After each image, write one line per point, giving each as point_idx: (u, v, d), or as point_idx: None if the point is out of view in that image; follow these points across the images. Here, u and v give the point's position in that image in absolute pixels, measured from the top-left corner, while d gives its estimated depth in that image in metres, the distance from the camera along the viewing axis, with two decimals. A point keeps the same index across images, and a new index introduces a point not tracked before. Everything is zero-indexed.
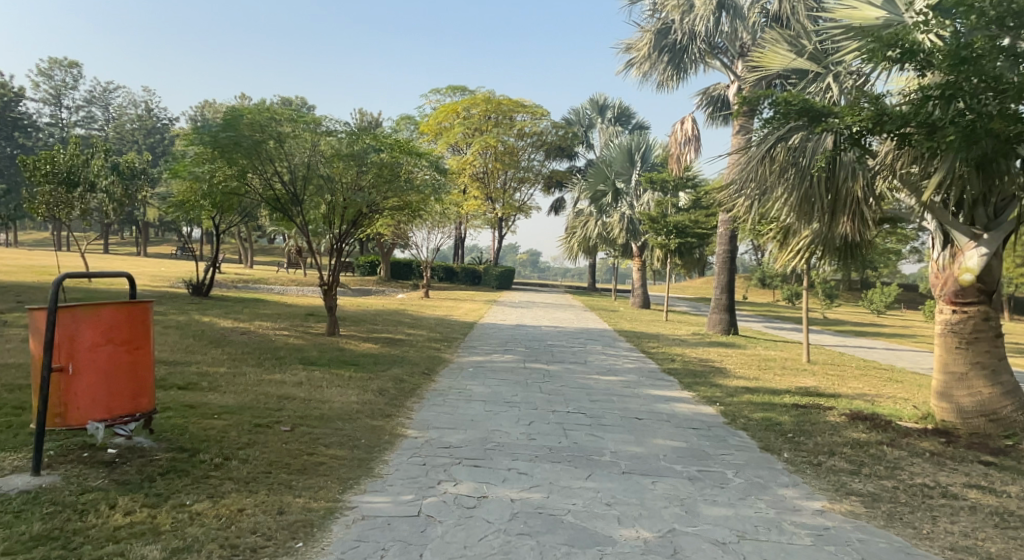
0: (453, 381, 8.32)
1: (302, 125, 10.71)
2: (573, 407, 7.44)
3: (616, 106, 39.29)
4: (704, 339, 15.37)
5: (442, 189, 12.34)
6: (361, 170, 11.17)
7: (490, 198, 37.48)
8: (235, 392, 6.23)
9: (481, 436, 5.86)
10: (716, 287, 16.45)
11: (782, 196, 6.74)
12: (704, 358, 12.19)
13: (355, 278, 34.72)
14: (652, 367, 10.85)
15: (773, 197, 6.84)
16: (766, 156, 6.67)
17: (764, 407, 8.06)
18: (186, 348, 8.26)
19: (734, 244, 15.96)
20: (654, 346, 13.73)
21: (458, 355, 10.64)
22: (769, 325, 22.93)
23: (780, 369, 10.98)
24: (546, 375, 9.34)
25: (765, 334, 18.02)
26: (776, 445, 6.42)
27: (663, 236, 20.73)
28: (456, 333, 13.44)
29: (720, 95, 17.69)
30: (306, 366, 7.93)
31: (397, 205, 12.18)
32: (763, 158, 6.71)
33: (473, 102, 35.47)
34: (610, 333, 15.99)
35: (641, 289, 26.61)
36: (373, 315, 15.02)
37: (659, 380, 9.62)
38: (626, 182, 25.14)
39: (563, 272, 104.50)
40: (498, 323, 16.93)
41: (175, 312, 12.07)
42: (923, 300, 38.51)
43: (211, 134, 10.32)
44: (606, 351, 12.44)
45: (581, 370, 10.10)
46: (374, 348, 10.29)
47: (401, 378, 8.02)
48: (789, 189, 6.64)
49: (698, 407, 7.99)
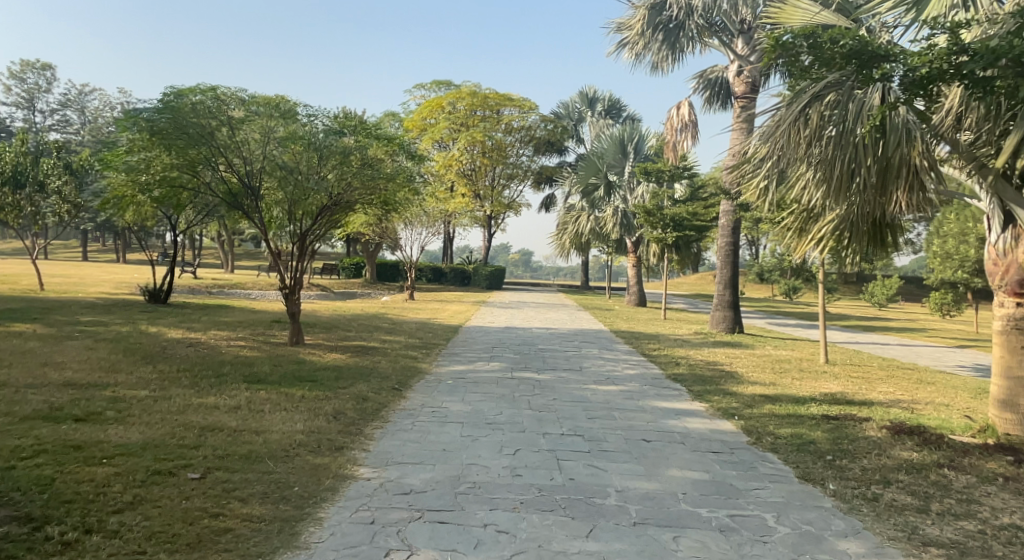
0: (426, 399, 7.10)
1: (253, 108, 9.52)
2: (568, 428, 6.23)
3: (606, 99, 38.15)
4: (708, 339, 14.21)
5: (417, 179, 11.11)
6: (323, 159, 9.87)
7: (478, 196, 36.24)
8: (145, 425, 5.02)
9: (452, 475, 4.64)
10: (718, 282, 15.30)
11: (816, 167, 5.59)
12: (713, 361, 11.02)
13: (340, 280, 33.40)
14: (656, 374, 9.66)
15: (805, 168, 5.70)
16: (798, 118, 5.55)
17: (791, 421, 6.86)
18: (110, 367, 7.01)
19: (738, 235, 14.79)
20: (655, 348, 12.56)
21: (438, 365, 9.43)
22: (772, 322, 21.83)
23: (798, 372, 9.82)
24: (536, 387, 8.12)
25: (771, 332, 16.90)
26: (817, 473, 5.23)
27: (660, 230, 19.57)
28: (439, 338, 12.23)
29: (719, 77, 16.56)
30: (250, 386, 6.68)
31: (366, 200, 10.86)
32: (792, 125, 5.60)
33: (458, 96, 34.30)
34: (607, 335, 14.80)
35: (637, 286, 25.46)
36: (348, 321, 13.76)
37: (665, 389, 8.44)
38: (618, 174, 24.00)
39: (554, 271, 103.52)
40: (485, 325, 15.71)
41: (121, 322, 10.79)
42: (923, 292, 37.59)
43: (148, 117, 9.10)
44: (604, 355, 11.25)
45: (576, 379, 8.90)
46: (341, 359, 9.06)
47: (364, 397, 6.78)
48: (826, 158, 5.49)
49: (713, 422, 6.77)
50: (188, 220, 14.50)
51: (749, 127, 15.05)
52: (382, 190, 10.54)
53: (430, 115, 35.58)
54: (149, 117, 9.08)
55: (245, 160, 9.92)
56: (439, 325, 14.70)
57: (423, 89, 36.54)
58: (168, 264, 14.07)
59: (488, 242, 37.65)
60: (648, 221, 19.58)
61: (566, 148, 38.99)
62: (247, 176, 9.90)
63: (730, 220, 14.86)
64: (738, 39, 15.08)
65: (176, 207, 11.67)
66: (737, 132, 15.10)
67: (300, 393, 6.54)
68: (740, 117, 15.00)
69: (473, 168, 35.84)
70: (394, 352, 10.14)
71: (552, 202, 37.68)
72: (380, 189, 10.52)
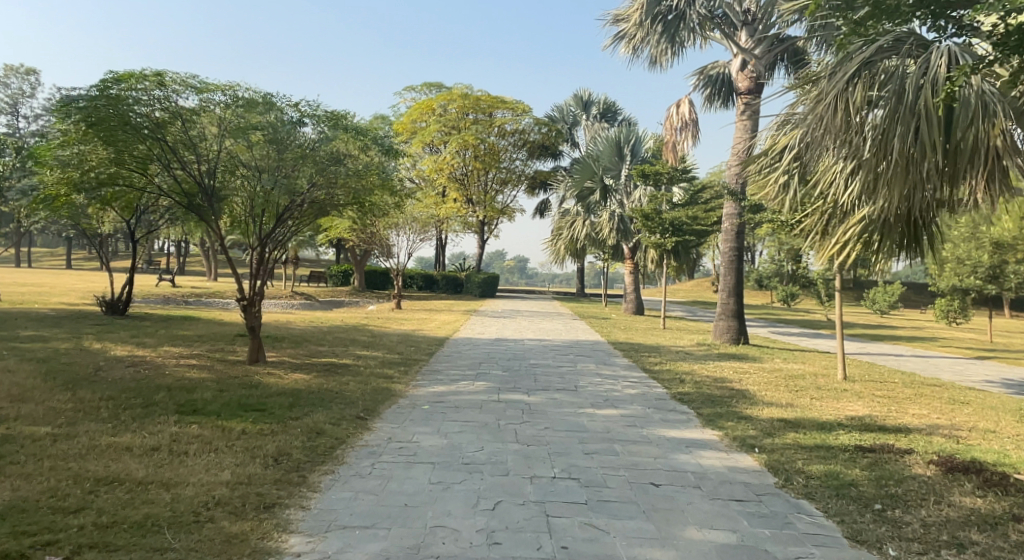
0: (395, 430, 6.04)
1: (201, 96, 8.54)
2: (560, 470, 5.16)
3: (600, 102, 37.19)
4: (713, 352, 13.18)
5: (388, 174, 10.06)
6: (285, 150, 8.95)
7: (471, 201, 35.22)
8: (23, 479, 4.01)
9: (408, 547, 3.58)
10: (721, 290, 14.35)
11: (868, 145, 4.67)
12: (721, 378, 9.99)
13: (327, 289, 32.32)
14: (660, 394, 8.62)
15: (851, 147, 4.79)
16: (847, 87, 4.69)
17: (823, 454, 5.81)
18: (19, 395, 5.94)
19: (742, 239, 13.84)
20: (657, 362, 11.51)
21: (415, 385, 8.37)
22: (777, 331, 20.85)
23: (818, 391, 8.79)
24: (525, 413, 7.07)
25: (779, 342, 15.88)
26: (870, 531, 4.18)
27: (658, 236, 18.59)
28: (420, 353, 11.16)
29: (720, 74, 15.63)
30: (181, 416, 5.69)
31: (335, 200, 9.79)
32: (836, 101, 4.76)
33: (448, 99, 33.38)
34: (605, 347, 13.76)
35: (634, 294, 24.47)
36: (323, 333, 12.67)
37: (672, 413, 7.40)
38: (614, 178, 23.05)
39: (550, 279, 102.69)
40: (473, 337, 14.64)
41: (65, 338, 9.70)
42: (927, 300, 36.67)
43: (83, 105, 7.89)
44: (600, 371, 10.20)
45: (571, 401, 7.85)
46: (304, 380, 7.99)
47: (318, 430, 5.75)
48: (880, 135, 4.55)
49: (731, 457, 5.71)
50: (150, 222, 13.42)
51: (754, 125, 14.07)
52: (349, 186, 9.48)
53: (421, 117, 34.59)
54: (82, 105, 7.89)
55: (201, 154, 9.01)
56: (423, 337, 13.63)
57: (413, 92, 35.55)
58: (128, 272, 12.99)
59: (480, 249, 36.62)
60: (645, 226, 18.63)
61: (560, 152, 38.06)
62: (202, 181, 8.84)
63: (734, 224, 13.93)
64: (742, 32, 14.11)
65: (125, 208, 10.59)
66: (740, 130, 14.16)
67: (239, 426, 5.55)
68: (745, 115, 14.04)
69: (465, 172, 34.88)
70: (367, 370, 9.07)
71: (546, 207, 36.71)
72: (351, 188, 9.58)
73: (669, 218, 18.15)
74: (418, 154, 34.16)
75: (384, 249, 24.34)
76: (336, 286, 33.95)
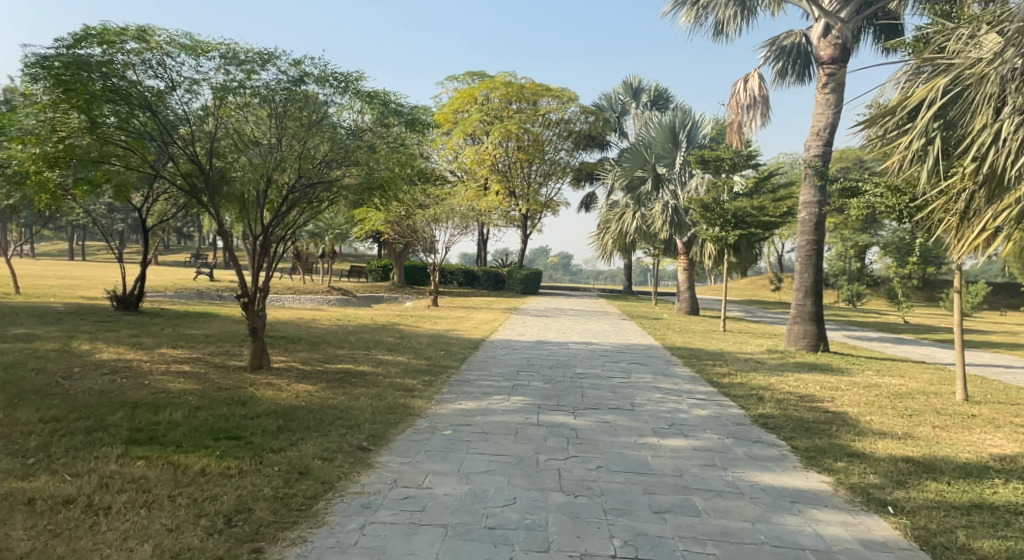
0: (404, 469, 4.66)
1: (187, 53, 7.31)
2: (623, 543, 3.67)
3: (651, 89, 35.30)
4: (788, 361, 11.48)
5: (407, 147, 8.66)
6: (300, 121, 7.87)
7: (513, 194, 33.85)
8: None
9: None
10: (797, 288, 12.64)
11: None
12: (807, 395, 8.35)
13: (366, 284, 31.43)
14: (737, 418, 7.07)
15: None
16: None
17: (987, 520, 4.20)
18: None
19: (822, 232, 12.28)
20: (725, 373, 9.90)
21: (440, 401, 7.00)
22: (851, 334, 18.87)
23: (937, 418, 7.11)
24: (572, 443, 5.62)
25: (859, 349, 14.04)
26: None
27: (719, 229, 16.87)
28: (452, 358, 9.80)
29: (795, 44, 14.16)
30: (130, 447, 4.42)
31: (346, 177, 8.41)
32: None
33: (491, 87, 32.02)
34: (662, 352, 12.18)
35: (688, 292, 22.72)
36: (346, 333, 11.44)
37: (759, 447, 5.85)
38: (668, 167, 21.38)
39: (595, 277, 100.79)
40: (514, 339, 13.23)
41: (55, 338, 8.66)
42: (1009, 302, 33.80)
43: (51, 65, 6.76)
44: (661, 384, 8.65)
45: (629, 426, 6.36)
46: (308, 392, 6.68)
47: (302, 468, 4.40)
48: None
49: (858, 522, 4.18)
50: (164, 210, 12.38)
51: (837, 99, 12.47)
52: (361, 159, 8.11)
53: (463, 107, 33.27)
54: (52, 65, 6.74)
55: (199, 128, 7.87)
56: (457, 339, 12.28)
57: (455, 81, 34.29)
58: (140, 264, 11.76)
59: (524, 244, 35.25)
60: (704, 218, 16.95)
61: (607, 142, 36.37)
62: (197, 157, 7.65)
63: (814, 214, 12.42)
64: None
65: (122, 192, 9.49)
66: (821, 104, 12.58)
67: (199, 463, 4.24)
68: (826, 87, 12.50)
69: (508, 163, 33.52)
70: (388, 380, 7.75)
71: (593, 200, 35.09)
72: (371, 170, 8.38)
73: (732, 208, 16.45)
74: (459, 145, 32.90)
75: (424, 243, 23.07)
76: (375, 281, 32.98)
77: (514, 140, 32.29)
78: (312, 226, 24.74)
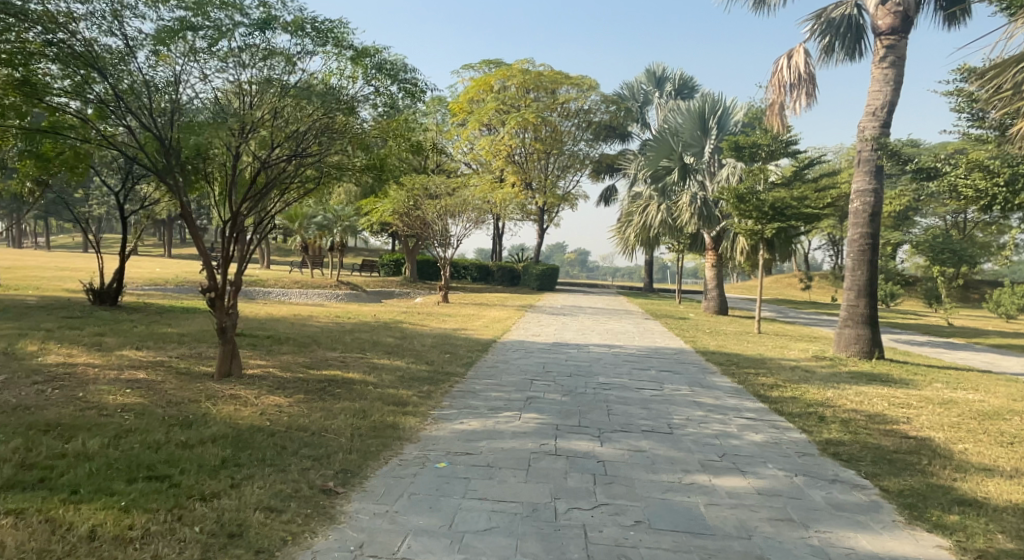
0: (382, 524, 3.49)
1: None
2: None
3: (675, 77, 33.86)
4: (839, 370, 10.19)
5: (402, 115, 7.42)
6: (274, 84, 6.75)
7: (530, 186, 32.61)
8: None
9: None
10: (847, 287, 11.44)
11: None
12: (875, 415, 7.08)
13: (376, 278, 30.40)
14: (800, 444, 5.86)
15: None
16: None
17: None
18: None
19: (877, 223, 11.06)
20: (771, 385, 8.63)
21: (439, 419, 5.81)
22: (893, 338, 17.51)
23: None
24: (603, 482, 4.42)
25: (913, 356, 12.70)
26: None
27: (753, 222, 15.57)
28: (458, 363, 8.64)
29: (845, 17, 12.89)
30: (5, 493, 3.31)
31: (332, 145, 7.23)
32: None
33: (507, 74, 30.72)
34: (695, 357, 10.92)
35: (716, 290, 21.38)
36: (342, 332, 10.29)
37: (840, 490, 4.64)
38: (696, 155, 20.05)
39: (612, 274, 99.50)
40: (529, 340, 12.02)
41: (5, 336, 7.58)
42: None
43: None
44: (699, 398, 7.41)
45: (671, 456, 5.16)
46: (279, 406, 5.51)
47: (232, 527, 3.24)
48: None
49: None
50: (146, 195, 11.26)
51: (896, 75, 11.16)
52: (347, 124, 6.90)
53: (478, 96, 31.98)
54: None
55: (156, 92, 6.73)
56: (467, 340, 11.11)
57: (471, 69, 33.01)
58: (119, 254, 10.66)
59: (540, 238, 34.06)
60: (737, 210, 15.69)
61: (628, 133, 35.02)
62: (152, 128, 6.48)
63: (868, 207, 11.21)
64: None
65: (77, 167, 8.37)
66: (877, 81, 11.28)
67: (89, 522, 3.11)
68: (884, 61, 11.21)
69: (524, 154, 32.28)
70: (380, 390, 6.60)
71: (613, 193, 33.80)
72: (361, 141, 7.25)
73: (769, 199, 15.18)
74: (474, 135, 31.70)
75: (438, 238, 21.92)
76: (387, 276, 31.94)
77: (531, 130, 31.03)
78: (319, 217, 24.75)
